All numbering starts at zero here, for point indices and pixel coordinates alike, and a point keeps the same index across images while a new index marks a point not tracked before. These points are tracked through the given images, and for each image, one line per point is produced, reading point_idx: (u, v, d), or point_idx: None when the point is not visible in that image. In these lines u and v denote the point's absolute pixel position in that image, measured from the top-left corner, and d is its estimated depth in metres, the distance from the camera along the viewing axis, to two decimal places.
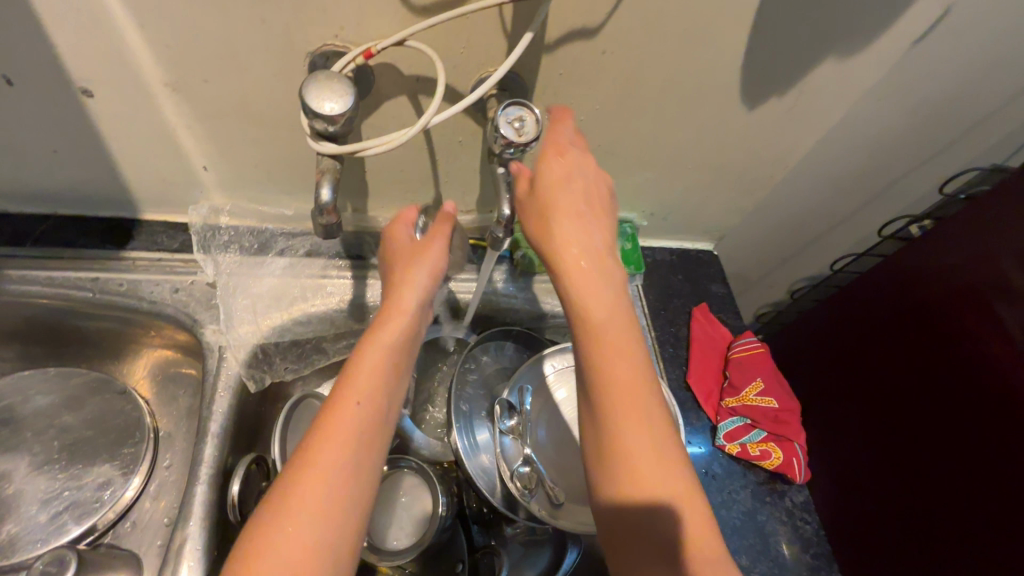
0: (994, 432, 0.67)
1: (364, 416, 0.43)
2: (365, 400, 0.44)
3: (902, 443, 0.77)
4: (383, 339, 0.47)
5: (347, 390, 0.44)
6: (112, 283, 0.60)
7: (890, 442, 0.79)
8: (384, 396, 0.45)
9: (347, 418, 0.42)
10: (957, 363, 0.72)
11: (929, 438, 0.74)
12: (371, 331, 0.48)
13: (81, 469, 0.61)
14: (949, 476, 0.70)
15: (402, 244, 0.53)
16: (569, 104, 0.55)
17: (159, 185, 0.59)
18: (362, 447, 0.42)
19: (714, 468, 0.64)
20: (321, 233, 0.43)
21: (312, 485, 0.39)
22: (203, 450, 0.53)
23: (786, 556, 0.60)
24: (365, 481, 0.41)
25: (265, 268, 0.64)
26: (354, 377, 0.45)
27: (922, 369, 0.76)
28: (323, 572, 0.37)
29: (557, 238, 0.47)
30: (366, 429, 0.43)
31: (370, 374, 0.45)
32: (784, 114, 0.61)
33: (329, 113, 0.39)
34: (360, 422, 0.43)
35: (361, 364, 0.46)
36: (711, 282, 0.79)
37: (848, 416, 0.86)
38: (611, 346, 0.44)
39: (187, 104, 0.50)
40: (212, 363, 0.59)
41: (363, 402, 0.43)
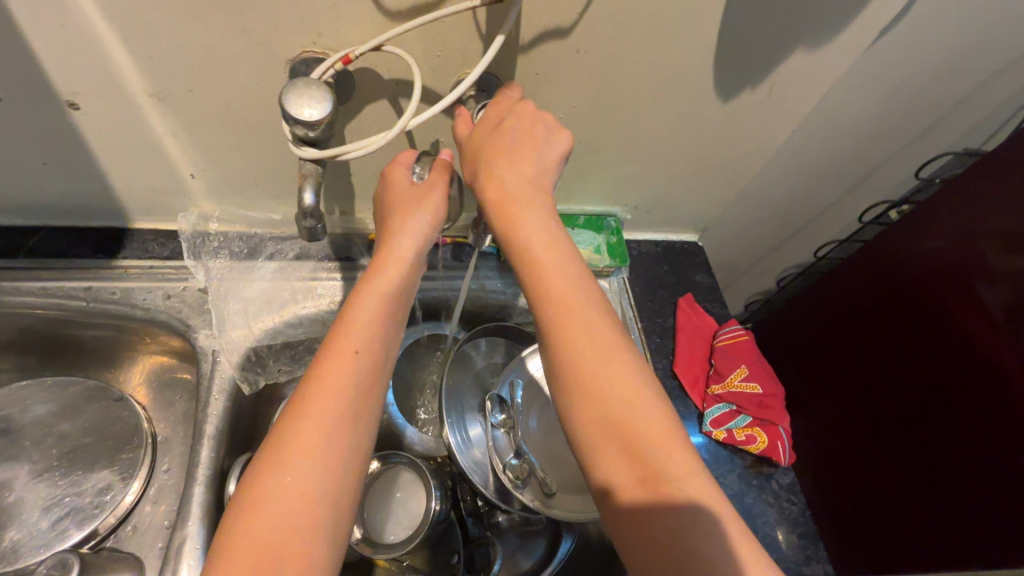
0: (988, 407, 0.68)
1: (361, 364, 0.42)
2: (361, 348, 0.43)
3: (898, 409, 0.78)
4: (379, 287, 0.46)
5: (344, 338, 0.43)
6: (104, 291, 0.61)
7: (883, 409, 0.81)
8: (381, 347, 0.44)
9: (343, 366, 0.41)
10: (942, 345, 0.73)
11: (924, 406, 0.75)
12: (367, 279, 0.47)
13: (81, 475, 0.62)
14: (941, 442, 0.72)
15: (400, 186, 0.50)
16: (547, 102, 0.56)
17: (148, 194, 0.60)
18: (359, 391, 0.41)
19: (702, 454, 0.65)
20: (306, 236, 0.44)
21: (311, 432, 0.38)
22: (200, 452, 0.55)
23: (774, 537, 0.61)
24: (365, 427, 0.41)
25: (255, 272, 0.65)
26: (351, 325, 0.44)
27: (920, 334, 0.76)
28: (320, 517, 0.36)
29: (505, 215, 0.46)
30: (363, 377, 0.42)
31: (366, 323, 0.44)
32: (759, 105, 0.62)
33: (309, 119, 0.40)
34: (359, 369, 0.42)
35: (358, 310, 0.45)
36: (696, 272, 0.81)
37: (841, 396, 0.87)
38: (577, 315, 0.43)
39: (173, 113, 0.51)
40: (206, 367, 0.60)
41: (360, 350, 0.42)
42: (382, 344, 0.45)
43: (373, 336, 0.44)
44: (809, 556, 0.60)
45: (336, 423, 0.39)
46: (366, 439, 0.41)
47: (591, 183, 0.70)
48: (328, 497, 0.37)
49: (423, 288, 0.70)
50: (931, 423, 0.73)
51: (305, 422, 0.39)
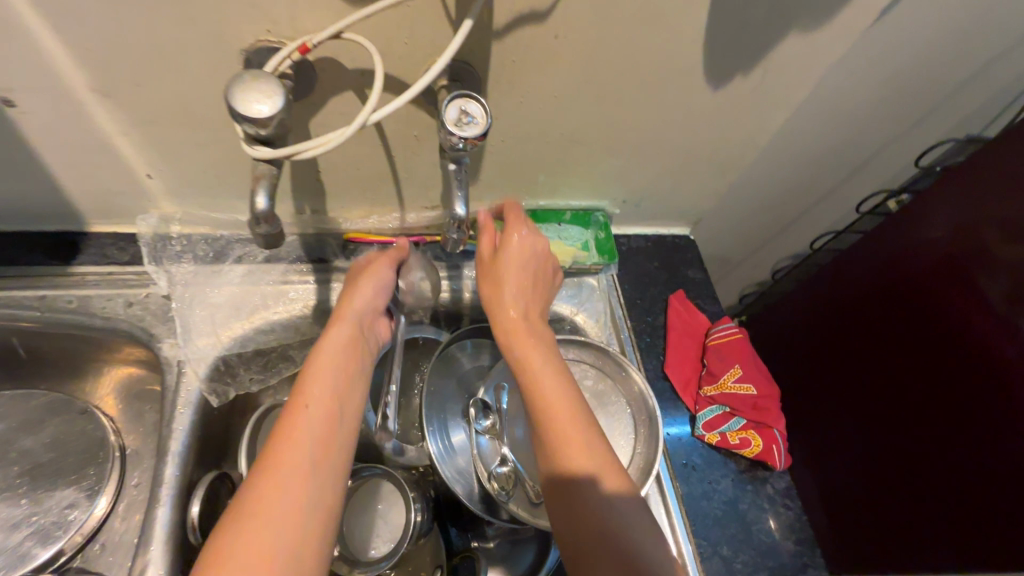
0: (987, 402, 0.65)
1: (323, 413, 0.42)
2: (320, 401, 0.43)
3: (882, 419, 0.77)
4: (334, 342, 0.47)
5: (308, 392, 0.43)
6: (61, 300, 0.57)
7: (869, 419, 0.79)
8: (345, 399, 0.45)
9: (302, 421, 0.41)
10: (943, 341, 0.70)
11: (905, 418, 0.74)
12: (325, 337, 0.48)
13: (44, 493, 0.59)
14: (927, 452, 0.71)
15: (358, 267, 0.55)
16: (526, 93, 0.53)
17: (103, 196, 0.56)
18: (323, 442, 0.41)
19: (694, 459, 0.63)
20: (261, 244, 0.40)
21: (277, 482, 0.38)
22: (164, 470, 0.51)
23: (770, 544, 0.59)
24: (328, 478, 0.40)
25: (222, 277, 0.61)
26: (309, 381, 0.44)
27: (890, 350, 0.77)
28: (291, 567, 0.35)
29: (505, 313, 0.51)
30: (323, 428, 0.42)
31: (324, 376, 0.45)
32: (752, 93, 0.58)
33: (257, 116, 0.36)
34: (318, 420, 0.42)
35: (315, 365, 0.45)
36: (687, 268, 0.78)
37: (839, 394, 0.85)
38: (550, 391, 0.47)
39: (120, 109, 0.47)
40: (171, 379, 0.56)
41: (315, 403, 0.42)
42: (342, 395, 0.45)
43: (329, 388, 0.44)
44: (805, 563, 0.58)
45: (296, 475, 0.38)
46: (332, 492, 0.40)
47: (576, 177, 0.67)
48: (290, 555, 0.35)
49: None
50: (933, 422, 0.71)
51: (264, 479, 0.38)
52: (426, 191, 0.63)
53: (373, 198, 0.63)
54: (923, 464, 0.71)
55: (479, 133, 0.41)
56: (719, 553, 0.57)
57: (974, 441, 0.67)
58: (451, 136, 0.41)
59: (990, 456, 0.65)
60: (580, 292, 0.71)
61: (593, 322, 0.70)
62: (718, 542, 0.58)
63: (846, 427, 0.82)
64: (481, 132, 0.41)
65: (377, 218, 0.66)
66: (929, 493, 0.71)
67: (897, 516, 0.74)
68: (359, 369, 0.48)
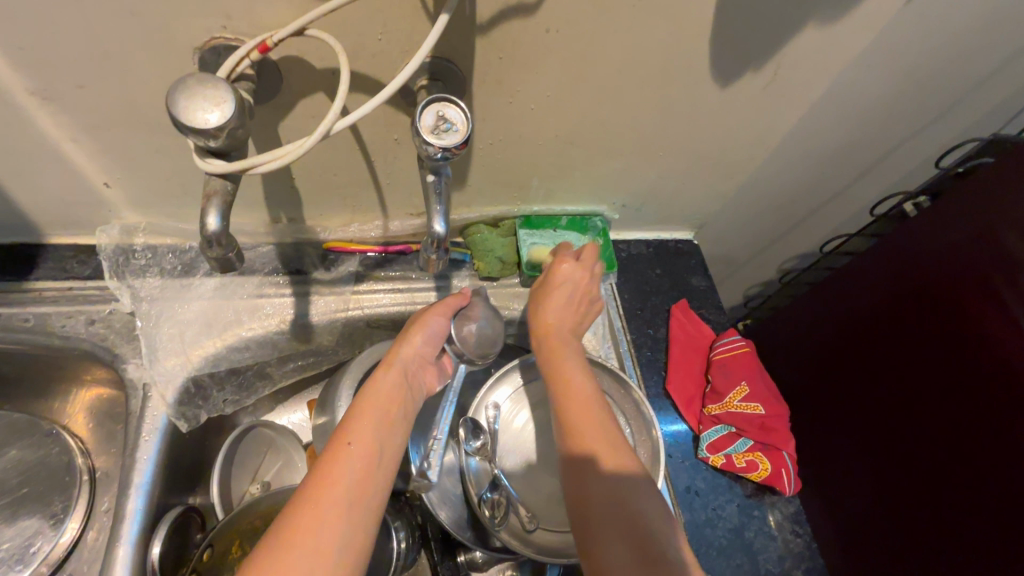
0: (995, 417, 0.61)
1: (363, 452, 0.42)
2: (362, 439, 0.43)
3: (889, 433, 0.74)
4: (382, 385, 0.49)
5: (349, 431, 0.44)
6: (16, 318, 0.53)
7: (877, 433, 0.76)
8: (387, 437, 0.45)
9: (341, 460, 0.41)
10: (955, 351, 0.66)
11: (909, 434, 0.71)
12: (373, 380, 0.49)
13: (4, 522, 0.56)
14: (935, 469, 0.67)
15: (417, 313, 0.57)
16: (516, 92, 0.48)
17: (59, 206, 0.52)
18: (360, 478, 0.41)
19: (698, 484, 0.59)
20: (218, 267, 0.36)
21: (310, 517, 0.37)
22: (126, 504, 0.48)
23: (777, 574, 0.55)
24: (361, 517, 0.39)
25: (192, 292, 0.57)
26: (353, 421, 0.45)
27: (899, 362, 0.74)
28: None
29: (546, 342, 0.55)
30: (363, 466, 0.42)
31: (368, 416, 0.45)
32: (762, 90, 0.54)
33: (204, 126, 0.32)
34: (359, 457, 0.42)
35: (363, 407, 0.46)
36: (691, 275, 0.74)
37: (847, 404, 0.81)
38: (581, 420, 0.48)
39: (66, 114, 0.43)
40: (136, 403, 0.53)
41: (357, 441, 0.43)
42: (385, 436, 0.45)
43: (373, 429, 0.44)
44: None
45: (332, 510, 0.38)
46: (360, 533, 0.39)
47: (572, 181, 0.62)
48: None
49: (388, 302, 0.63)
50: (949, 435, 0.66)
51: (300, 514, 0.38)
52: (410, 198, 0.59)
53: (353, 205, 0.59)
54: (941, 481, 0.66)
55: (460, 141, 0.37)
56: None
57: (991, 456, 0.61)
58: (427, 146, 0.37)
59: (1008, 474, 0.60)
60: None
61: (591, 335, 0.67)
62: (722, 574, 0.54)
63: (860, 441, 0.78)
64: (462, 139, 0.37)
65: (358, 226, 0.62)
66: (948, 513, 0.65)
67: (905, 539, 0.70)
68: (403, 414, 0.48)
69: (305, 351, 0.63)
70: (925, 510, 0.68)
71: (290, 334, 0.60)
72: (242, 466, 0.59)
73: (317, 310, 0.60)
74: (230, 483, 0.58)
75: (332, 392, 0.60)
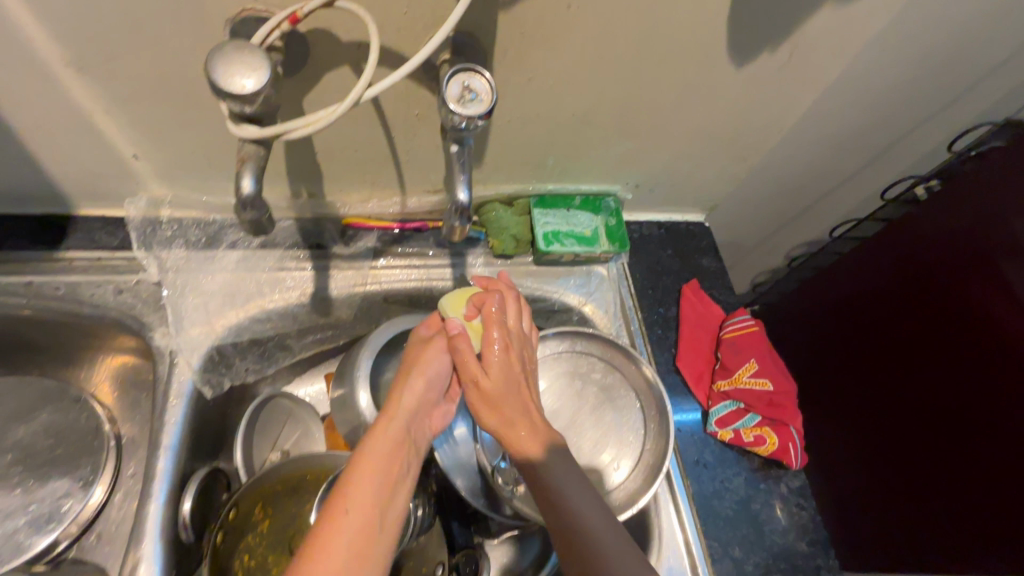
0: (1001, 393, 0.64)
1: (363, 515, 0.41)
2: (361, 502, 0.42)
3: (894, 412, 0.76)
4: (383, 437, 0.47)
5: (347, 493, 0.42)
6: (47, 287, 0.55)
7: (883, 413, 0.78)
8: (387, 497, 0.44)
9: (340, 525, 0.40)
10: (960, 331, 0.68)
11: (916, 414, 0.73)
12: (375, 431, 0.48)
13: (35, 483, 0.58)
14: (942, 446, 0.70)
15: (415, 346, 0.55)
16: (536, 69, 0.49)
17: (90, 178, 0.54)
18: (357, 546, 0.40)
19: (706, 457, 0.60)
20: (250, 231, 0.37)
21: None
22: (157, 464, 0.50)
23: (782, 545, 0.57)
24: None
25: (215, 264, 0.59)
26: (353, 478, 0.44)
27: (903, 343, 0.75)
28: None
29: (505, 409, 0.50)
30: (363, 533, 0.41)
31: (369, 471, 0.44)
32: (778, 71, 0.54)
33: (241, 92, 0.33)
34: (360, 517, 0.41)
35: (363, 461, 0.45)
36: (702, 256, 0.75)
37: (853, 385, 0.82)
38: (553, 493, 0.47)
39: (99, 85, 0.44)
40: (163, 369, 0.54)
41: (356, 505, 0.42)
42: (386, 493, 0.44)
43: (373, 487, 0.43)
44: (818, 565, 0.56)
45: None
46: None
47: (587, 160, 0.63)
48: None
49: (405, 277, 0.64)
50: (950, 414, 0.69)
51: None
52: (428, 175, 0.60)
53: (372, 181, 0.60)
54: (943, 458, 0.69)
55: (483, 111, 0.38)
56: (729, 555, 0.56)
57: (998, 432, 0.64)
58: (452, 115, 0.38)
59: (1009, 450, 0.63)
60: (589, 282, 0.70)
61: (603, 313, 0.69)
62: (729, 543, 0.56)
63: (864, 420, 0.80)
64: (486, 109, 0.38)
65: (377, 202, 0.63)
66: (949, 487, 0.69)
67: (912, 513, 0.73)
68: (406, 467, 0.47)
69: (323, 324, 0.65)
70: (924, 486, 0.71)
71: (310, 307, 0.62)
72: (262, 434, 0.61)
73: (337, 285, 0.62)
74: (252, 451, 0.59)
75: (351, 365, 0.62)
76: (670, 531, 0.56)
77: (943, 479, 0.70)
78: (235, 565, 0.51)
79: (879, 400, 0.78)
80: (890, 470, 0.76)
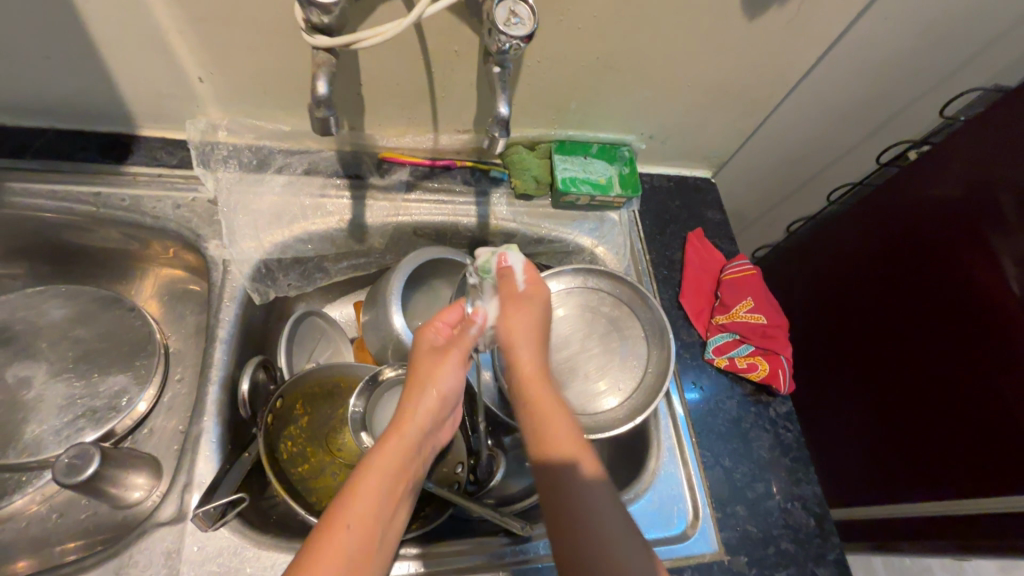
0: (987, 356, 0.70)
1: (359, 535, 0.42)
2: (362, 516, 0.43)
3: (893, 373, 0.83)
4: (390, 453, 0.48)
5: (347, 507, 0.43)
6: (114, 198, 0.60)
7: (880, 371, 0.85)
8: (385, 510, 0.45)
9: (340, 534, 0.41)
10: (954, 299, 0.75)
11: (913, 374, 0.80)
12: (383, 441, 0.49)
13: (96, 378, 0.64)
14: (936, 403, 0.77)
15: (426, 349, 0.55)
16: (567, 10, 0.54)
17: (157, 98, 0.59)
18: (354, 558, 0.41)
19: (703, 381, 0.67)
20: (318, 129, 0.43)
21: None
22: (214, 354, 0.56)
23: (768, 459, 0.63)
24: None
25: (264, 185, 0.65)
26: (358, 493, 0.44)
27: (903, 310, 0.82)
28: None
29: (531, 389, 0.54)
30: (363, 545, 0.42)
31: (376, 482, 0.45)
32: (786, 26, 0.59)
33: (322, 2, 0.39)
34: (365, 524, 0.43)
35: (369, 472, 0.46)
36: (707, 209, 0.80)
37: (855, 346, 0.90)
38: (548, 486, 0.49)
39: (178, 5, 0.49)
40: (216, 276, 0.60)
41: (355, 522, 0.42)
42: (392, 505, 0.45)
43: (379, 500, 0.44)
44: (799, 478, 0.63)
45: None
46: None
47: (606, 108, 0.68)
48: None
49: (432, 210, 0.70)
50: (933, 364, 0.77)
51: None
52: (460, 113, 0.65)
53: (409, 116, 0.65)
54: (936, 414, 0.77)
55: (525, 34, 0.43)
56: (720, 464, 0.62)
57: (983, 390, 0.71)
58: (499, 36, 0.43)
59: (991, 405, 0.70)
60: (602, 227, 0.75)
61: (613, 255, 0.75)
62: (720, 454, 0.63)
63: (861, 373, 0.89)
64: (528, 32, 0.43)
65: (411, 138, 0.68)
66: (931, 429, 0.77)
67: (905, 462, 0.81)
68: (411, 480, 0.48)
69: (358, 251, 0.70)
70: (911, 428, 0.81)
71: (347, 232, 0.67)
72: (301, 345, 0.66)
73: (372, 213, 0.68)
74: (293, 358, 0.64)
75: (381, 289, 0.67)
76: (668, 444, 0.63)
77: (935, 434, 0.77)
78: (284, 448, 0.57)
79: (878, 360, 0.86)
80: (883, 417, 0.85)
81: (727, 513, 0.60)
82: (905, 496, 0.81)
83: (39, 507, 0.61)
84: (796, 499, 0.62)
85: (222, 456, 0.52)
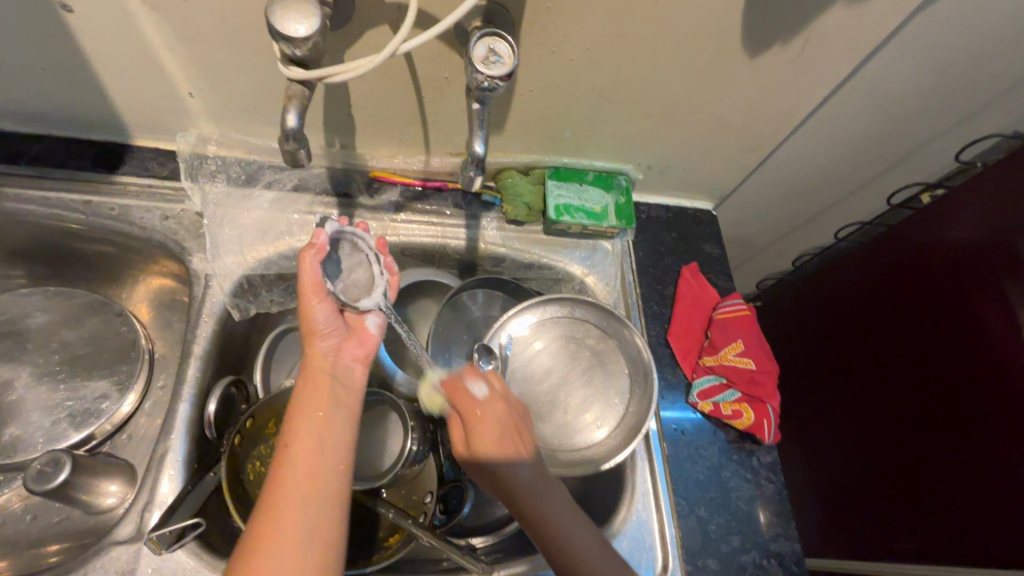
0: (989, 412, 0.67)
1: (301, 461, 0.43)
2: (301, 442, 0.44)
3: (890, 419, 0.80)
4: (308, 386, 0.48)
5: (283, 441, 0.45)
6: (104, 207, 0.61)
7: (877, 416, 0.83)
8: (324, 431, 0.46)
9: (285, 466, 0.43)
10: (960, 347, 0.71)
11: (909, 422, 0.77)
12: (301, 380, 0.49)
13: (79, 382, 0.65)
14: (929, 456, 0.74)
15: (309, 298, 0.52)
16: (560, 42, 0.52)
17: (149, 110, 0.59)
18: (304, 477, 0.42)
19: (685, 425, 0.65)
20: (290, 160, 0.45)
21: (277, 518, 0.40)
22: (187, 370, 0.56)
23: (749, 510, 0.62)
24: (320, 510, 0.41)
25: (252, 201, 0.65)
26: (292, 428, 0.45)
27: (903, 353, 0.79)
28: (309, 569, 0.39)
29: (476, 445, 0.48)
30: (309, 465, 0.43)
31: (304, 424, 0.46)
32: (791, 64, 0.57)
33: (294, 35, 0.38)
34: (303, 462, 0.43)
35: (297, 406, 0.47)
36: (705, 242, 0.78)
37: (852, 386, 0.87)
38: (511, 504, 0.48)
39: (167, 24, 0.49)
40: (198, 290, 0.61)
41: (293, 449, 0.44)
42: (324, 441, 0.45)
43: (310, 433, 0.45)
44: (778, 534, 0.61)
45: (285, 511, 0.40)
46: (328, 516, 0.42)
47: (603, 137, 0.67)
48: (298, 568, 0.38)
49: (420, 233, 0.69)
50: (941, 419, 0.73)
51: (262, 516, 0.40)
52: (451, 137, 0.64)
53: (400, 138, 0.64)
54: (928, 467, 0.74)
55: (505, 73, 0.43)
56: (695, 513, 0.61)
57: (980, 446, 0.68)
58: (477, 74, 0.43)
59: (989, 466, 0.67)
60: (593, 255, 0.74)
61: (603, 286, 0.73)
62: (696, 503, 0.61)
63: (861, 419, 0.85)
64: (507, 71, 0.43)
65: (402, 159, 0.67)
66: (934, 489, 0.73)
67: (897, 515, 0.78)
68: (337, 406, 0.48)
69: None
70: (908, 484, 0.76)
71: None
72: (281, 360, 0.66)
73: None
74: (271, 373, 0.65)
75: None
76: (642, 488, 0.61)
77: (926, 489, 0.74)
78: (251, 469, 0.56)
79: (875, 404, 0.83)
80: (875, 464, 0.82)
81: (697, 565, 0.58)
82: (894, 552, 0.78)
83: (15, 506, 0.62)
84: (772, 556, 0.60)
85: (186, 476, 0.53)
